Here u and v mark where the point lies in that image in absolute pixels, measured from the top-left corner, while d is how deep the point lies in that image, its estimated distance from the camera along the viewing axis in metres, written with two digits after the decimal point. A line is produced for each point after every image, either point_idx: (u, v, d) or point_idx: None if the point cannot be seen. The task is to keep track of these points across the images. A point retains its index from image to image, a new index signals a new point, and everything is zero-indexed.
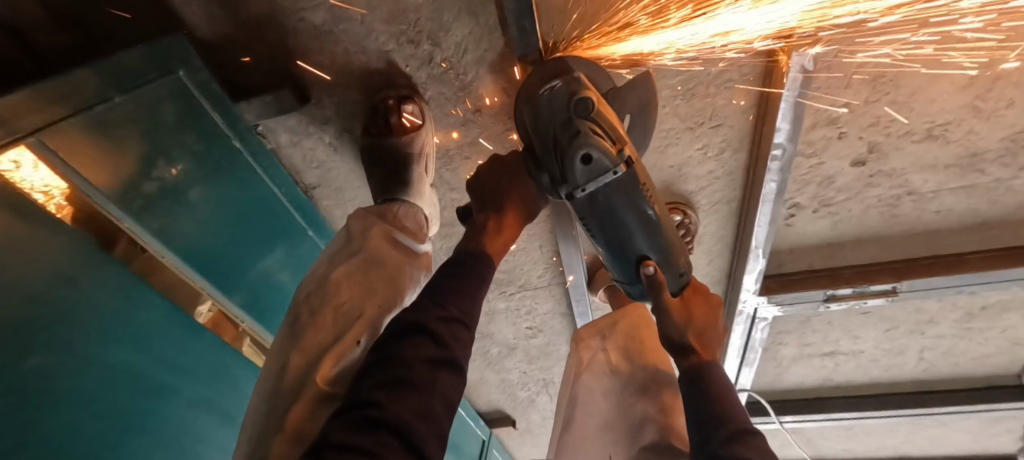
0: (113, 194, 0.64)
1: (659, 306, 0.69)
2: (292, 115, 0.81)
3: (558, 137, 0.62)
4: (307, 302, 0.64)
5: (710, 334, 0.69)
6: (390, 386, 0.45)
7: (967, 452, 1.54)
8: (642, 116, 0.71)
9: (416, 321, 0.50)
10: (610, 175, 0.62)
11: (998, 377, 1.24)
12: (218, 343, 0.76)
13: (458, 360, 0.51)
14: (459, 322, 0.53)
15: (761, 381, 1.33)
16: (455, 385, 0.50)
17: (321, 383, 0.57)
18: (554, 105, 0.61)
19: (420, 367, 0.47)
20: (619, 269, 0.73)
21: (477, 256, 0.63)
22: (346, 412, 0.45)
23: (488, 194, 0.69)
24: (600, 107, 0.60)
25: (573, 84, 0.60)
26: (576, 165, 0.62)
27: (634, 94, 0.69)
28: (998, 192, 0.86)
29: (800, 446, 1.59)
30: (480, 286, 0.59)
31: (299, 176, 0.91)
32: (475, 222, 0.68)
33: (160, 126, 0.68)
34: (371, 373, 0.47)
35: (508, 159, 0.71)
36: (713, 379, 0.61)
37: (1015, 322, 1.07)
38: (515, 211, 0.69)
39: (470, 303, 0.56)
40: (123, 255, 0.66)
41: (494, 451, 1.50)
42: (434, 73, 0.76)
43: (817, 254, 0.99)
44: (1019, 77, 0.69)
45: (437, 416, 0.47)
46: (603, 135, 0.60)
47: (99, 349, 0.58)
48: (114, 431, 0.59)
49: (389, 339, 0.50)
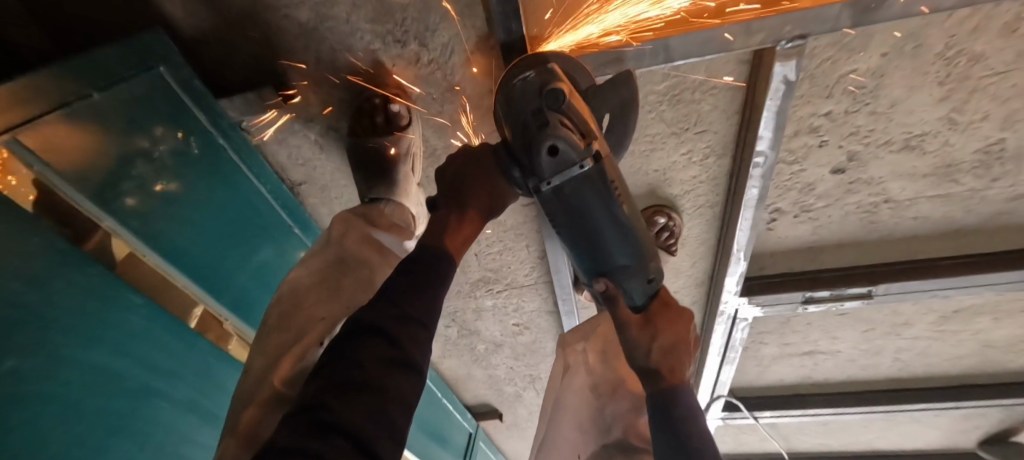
0: (92, 192, 0.62)
1: (618, 320, 0.69)
2: (277, 113, 0.80)
3: (527, 127, 0.59)
4: (279, 301, 0.65)
5: (680, 350, 0.66)
6: (342, 389, 0.47)
7: (939, 448, 1.59)
8: (623, 117, 0.69)
9: (371, 321, 0.51)
10: (577, 169, 0.59)
11: (969, 377, 1.28)
12: (198, 343, 0.75)
13: (414, 360, 0.52)
14: (415, 322, 0.53)
15: (742, 378, 1.36)
16: (411, 382, 0.51)
17: (278, 384, 0.58)
18: (524, 93, 0.58)
19: (374, 367, 0.48)
20: (585, 267, 0.69)
21: (439, 254, 0.60)
22: (299, 415, 0.46)
23: (450, 186, 0.66)
24: (572, 100, 0.58)
25: (545, 74, 0.58)
26: (543, 157, 0.59)
27: (615, 94, 0.67)
28: (972, 201, 0.88)
29: (779, 441, 1.64)
30: (440, 286, 0.58)
31: (284, 173, 0.90)
32: (434, 218, 0.64)
33: (141, 124, 0.67)
34: (326, 375, 0.48)
35: (478, 151, 0.68)
36: (681, 405, 0.60)
37: (986, 325, 1.11)
38: (477, 204, 0.66)
39: (428, 302, 0.55)
40: (96, 249, 0.63)
41: (480, 443, 1.52)
42: (420, 74, 0.76)
43: (797, 257, 1.01)
44: (993, 91, 0.72)
45: (390, 416, 0.48)
46: (571, 129, 0.58)
47: (81, 352, 0.58)
48: (94, 434, 0.58)
49: (343, 338, 0.51)
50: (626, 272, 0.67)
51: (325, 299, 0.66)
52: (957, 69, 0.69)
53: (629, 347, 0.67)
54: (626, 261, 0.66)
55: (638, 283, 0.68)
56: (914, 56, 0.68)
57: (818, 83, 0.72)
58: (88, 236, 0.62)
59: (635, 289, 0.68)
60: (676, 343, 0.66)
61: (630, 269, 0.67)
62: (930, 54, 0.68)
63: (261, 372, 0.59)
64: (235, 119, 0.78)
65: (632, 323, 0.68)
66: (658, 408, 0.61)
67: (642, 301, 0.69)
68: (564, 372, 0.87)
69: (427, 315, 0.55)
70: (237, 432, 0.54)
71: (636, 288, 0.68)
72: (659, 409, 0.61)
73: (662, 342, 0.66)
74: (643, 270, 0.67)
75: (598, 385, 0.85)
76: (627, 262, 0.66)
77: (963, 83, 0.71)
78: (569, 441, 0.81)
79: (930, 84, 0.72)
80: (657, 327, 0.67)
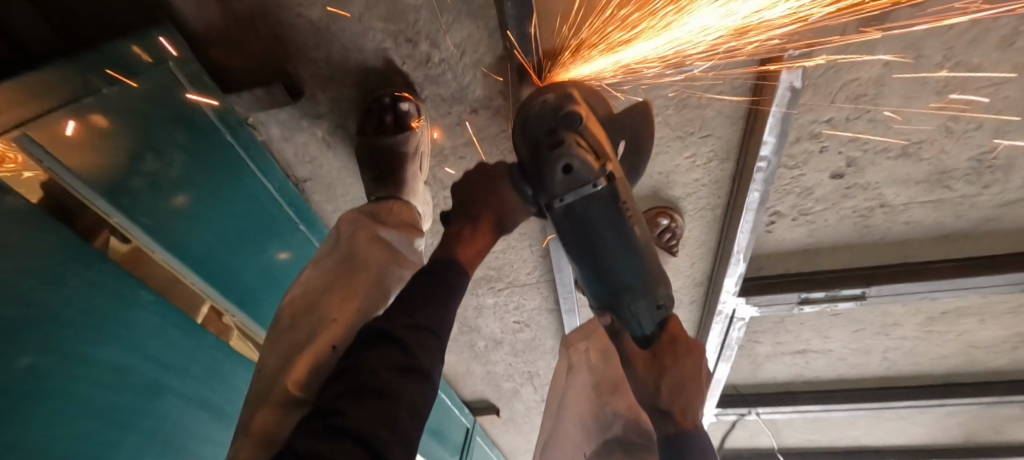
0: (101, 188, 0.62)
1: (624, 354, 0.70)
2: (285, 110, 0.79)
3: (541, 145, 0.62)
4: (291, 304, 0.66)
5: (688, 388, 0.63)
6: (352, 391, 0.48)
7: (922, 444, 1.64)
8: (636, 151, 0.72)
9: (384, 328, 0.52)
10: (590, 187, 0.62)
11: (953, 376, 1.32)
12: (209, 342, 0.75)
13: (423, 366, 0.52)
14: (427, 330, 0.54)
15: (735, 375, 1.39)
16: (422, 390, 0.51)
17: (292, 389, 0.58)
18: (540, 115, 0.63)
19: (383, 372, 0.49)
20: (595, 293, 0.71)
21: (449, 263, 0.61)
22: (314, 418, 0.47)
23: (466, 200, 0.68)
24: (587, 122, 0.63)
25: (562, 97, 0.63)
26: (556, 175, 0.61)
27: (628, 122, 0.70)
28: (963, 207, 0.91)
29: (769, 436, 1.68)
30: (450, 297, 0.58)
31: (290, 170, 0.90)
32: (450, 229, 0.65)
33: (148, 121, 0.67)
34: (341, 382, 0.49)
35: (495, 168, 0.69)
36: (690, 444, 0.58)
37: (971, 326, 1.15)
38: (489, 220, 0.67)
39: (441, 313, 0.56)
40: (103, 247, 0.61)
41: (477, 438, 1.53)
42: (431, 74, 0.76)
43: (794, 259, 1.04)
44: (987, 102, 0.74)
45: (402, 423, 0.48)
46: (586, 148, 0.61)
47: (96, 352, 0.58)
48: (106, 431, 0.58)
49: (358, 347, 0.53)
50: (632, 295, 0.69)
51: (334, 301, 0.65)
52: (953, 79, 0.72)
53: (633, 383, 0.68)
54: (633, 284, 0.68)
55: (644, 307, 0.69)
56: (914, 66, 0.71)
57: (820, 91, 0.74)
58: (95, 232, 0.61)
59: (641, 315, 0.69)
60: (685, 380, 0.64)
61: (635, 292, 0.69)
62: (930, 64, 0.70)
63: (275, 373, 0.60)
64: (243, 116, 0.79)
65: (638, 361, 0.68)
66: (668, 448, 0.59)
67: (650, 331, 0.70)
68: (568, 371, 0.90)
69: (435, 321, 0.55)
70: (250, 433, 0.55)
71: (643, 313, 0.69)
72: (669, 449, 0.59)
73: (669, 379, 0.64)
74: (648, 294, 0.69)
75: (598, 383, 0.86)
76: (632, 286, 0.68)
77: (960, 94, 0.73)
78: (571, 440, 0.82)
79: (927, 94, 0.74)
80: (663, 362, 0.66)
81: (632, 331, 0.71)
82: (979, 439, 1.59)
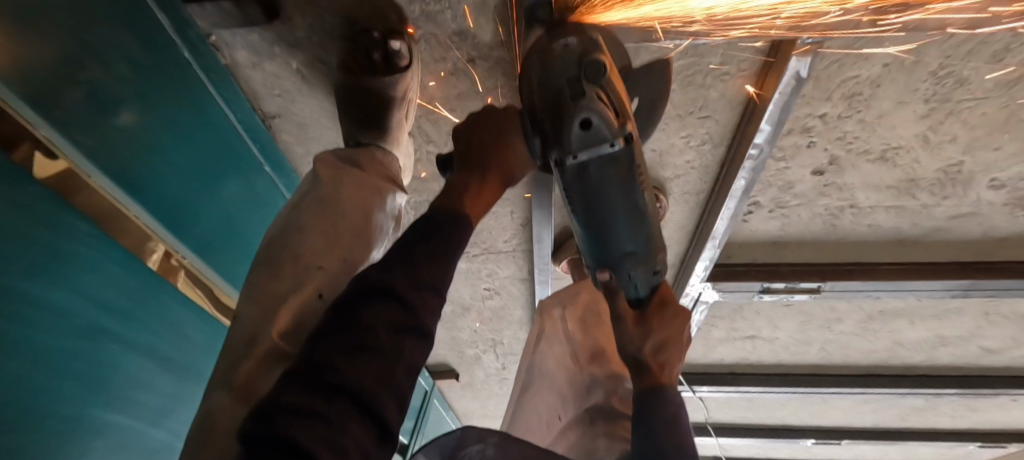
0: (29, 92, 0.50)
1: (616, 312, 0.70)
2: (255, 30, 0.70)
3: (561, 97, 0.53)
4: (268, 250, 0.59)
5: (669, 348, 0.68)
6: (349, 350, 0.37)
7: (837, 426, 1.81)
8: (649, 107, 0.67)
9: (379, 279, 0.41)
10: (607, 146, 0.53)
11: (877, 368, 1.45)
12: (155, 280, 0.66)
13: (429, 327, 0.42)
14: (429, 284, 0.43)
15: (688, 356, 1.47)
16: (424, 352, 0.42)
17: (276, 338, 0.52)
18: (565, 61, 0.52)
19: (383, 332, 0.38)
20: (591, 252, 0.67)
21: (452, 213, 0.51)
22: (301, 372, 0.37)
23: (477, 149, 0.58)
24: (611, 76, 0.52)
25: (587, 44, 0.52)
26: (573, 131, 0.52)
27: (645, 82, 0.65)
28: (921, 216, 0.96)
29: (705, 412, 1.80)
30: (455, 250, 0.47)
31: (258, 102, 0.81)
32: (454, 181, 0.56)
33: (84, 17, 0.56)
34: (333, 333, 0.39)
35: (504, 113, 0.61)
36: (666, 402, 0.61)
37: (901, 326, 1.25)
38: (500, 171, 0.58)
39: (443, 266, 0.45)
40: (23, 163, 0.48)
41: (433, 401, 1.55)
42: (428, 10, 0.68)
43: (762, 250, 1.08)
44: (967, 117, 0.76)
45: (399, 382, 0.38)
46: (608, 104, 0.52)
47: (19, 283, 0.48)
48: (33, 375, 0.49)
49: (350, 299, 0.41)
50: (633, 261, 0.66)
51: (311, 252, 0.58)
52: (942, 89, 0.73)
53: (619, 339, 0.69)
54: (635, 249, 0.65)
55: (642, 273, 0.67)
56: (912, 71, 0.70)
57: (820, 85, 0.73)
58: (17, 143, 0.48)
59: (638, 279, 0.68)
60: (666, 343, 0.68)
61: (636, 258, 0.65)
62: (925, 72, 0.70)
63: (252, 327, 0.52)
64: (204, 32, 0.70)
65: (627, 319, 0.69)
66: (643, 403, 0.61)
67: (644, 294, 0.70)
68: (541, 340, 0.88)
69: (440, 278, 0.44)
70: (231, 387, 0.49)
71: (640, 278, 0.68)
72: (646, 400, 0.61)
73: (654, 341, 0.67)
74: (649, 261, 0.67)
75: (576, 352, 0.86)
76: (633, 250, 0.65)
77: (944, 104, 0.75)
78: (546, 404, 0.84)
79: (917, 101, 0.75)
80: (651, 326, 0.69)
81: (626, 293, 0.70)
82: (884, 423, 1.78)
